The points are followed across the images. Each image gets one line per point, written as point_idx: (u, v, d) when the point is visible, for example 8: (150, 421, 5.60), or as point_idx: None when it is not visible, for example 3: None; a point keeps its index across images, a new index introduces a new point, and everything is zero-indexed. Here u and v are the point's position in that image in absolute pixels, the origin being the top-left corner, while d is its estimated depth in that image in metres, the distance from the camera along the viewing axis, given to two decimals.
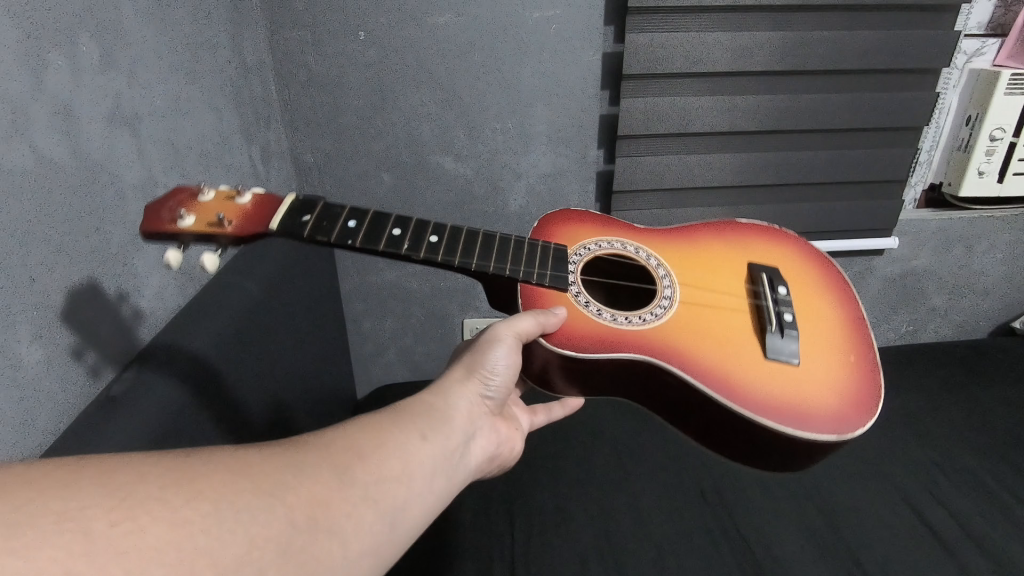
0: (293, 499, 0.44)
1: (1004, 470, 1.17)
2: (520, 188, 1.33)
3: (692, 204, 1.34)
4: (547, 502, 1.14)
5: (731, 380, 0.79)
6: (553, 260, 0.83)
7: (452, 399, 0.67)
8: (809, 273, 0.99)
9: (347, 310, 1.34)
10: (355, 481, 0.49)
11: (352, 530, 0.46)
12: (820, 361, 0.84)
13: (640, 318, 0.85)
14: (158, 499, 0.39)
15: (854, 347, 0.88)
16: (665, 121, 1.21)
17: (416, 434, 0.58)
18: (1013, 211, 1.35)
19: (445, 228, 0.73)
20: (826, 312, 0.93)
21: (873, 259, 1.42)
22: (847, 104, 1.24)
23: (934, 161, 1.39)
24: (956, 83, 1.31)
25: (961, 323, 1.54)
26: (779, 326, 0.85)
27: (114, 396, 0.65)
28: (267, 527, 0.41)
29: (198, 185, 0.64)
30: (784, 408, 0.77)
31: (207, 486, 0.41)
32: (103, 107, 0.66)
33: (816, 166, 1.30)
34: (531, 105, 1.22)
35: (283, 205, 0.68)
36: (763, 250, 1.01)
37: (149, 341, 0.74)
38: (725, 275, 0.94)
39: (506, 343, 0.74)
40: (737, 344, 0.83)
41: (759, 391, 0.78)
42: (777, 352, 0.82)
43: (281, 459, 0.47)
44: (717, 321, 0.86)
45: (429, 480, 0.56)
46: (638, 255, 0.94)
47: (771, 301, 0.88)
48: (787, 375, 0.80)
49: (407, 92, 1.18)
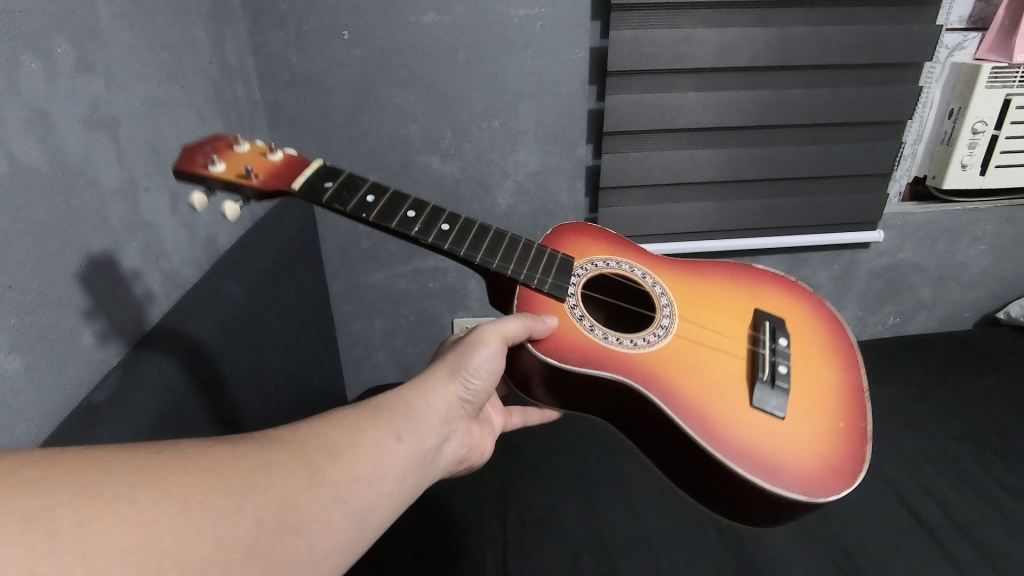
0: (263, 498, 0.41)
1: (994, 461, 1.14)
2: (508, 187, 1.26)
3: (679, 202, 1.26)
4: (541, 500, 1.12)
5: (707, 423, 0.73)
6: (558, 271, 0.79)
7: (431, 397, 0.64)
8: (817, 330, 0.89)
9: (335, 312, 1.37)
10: (326, 481, 0.45)
11: (318, 532, 0.43)
12: (807, 421, 0.75)
13: (631, 342, 0.79)
14: (125, 499, 0.35)
15: (851, 415, 0.78)
16: (651, 118, 1.14)
17: (391, 434, 0.55)
18: (995, 203, 1.36)
19: (458, 219, 0.71)
20: (826, 370, 0.83)
21: (860, 252, 1.40)
22: (853, 97, 1.16)
23: (918, 154, 1.39)
24: (939, 77, 1.30)
25: (947, 315, 1.54)
26: (771, 376, 0.76)
27: (95, 404, 0.63)
28: (236, 528, 0.38)
29: (233, 136, 0.62)
30: (754, 459, 0.70)
31: (174, 485, 0.37)
32: (81, 111, 0.65)
33: (813, 162, 1.23)
34: (517, 102, 1.16)
35: (310, 168, 0.66)
36: (771, 295, 0.92)
37: (136, 344, 0.72)
38: (725, 316, 0.86)
39: (495, 343, 0.70)
40: (724, 387, 0.76)
41: (733, 441, 0.71)
42: (763, 402, 0.74)
43: (251, 457, 0.43)
44: (708, 362, 0.79)
45: (401, 480, 0.53)
46: (643, 279, 0.88)
47: (769, 350, 0.80)
48: (770, 428, 0.73)
49: (390, 90, 1.12)
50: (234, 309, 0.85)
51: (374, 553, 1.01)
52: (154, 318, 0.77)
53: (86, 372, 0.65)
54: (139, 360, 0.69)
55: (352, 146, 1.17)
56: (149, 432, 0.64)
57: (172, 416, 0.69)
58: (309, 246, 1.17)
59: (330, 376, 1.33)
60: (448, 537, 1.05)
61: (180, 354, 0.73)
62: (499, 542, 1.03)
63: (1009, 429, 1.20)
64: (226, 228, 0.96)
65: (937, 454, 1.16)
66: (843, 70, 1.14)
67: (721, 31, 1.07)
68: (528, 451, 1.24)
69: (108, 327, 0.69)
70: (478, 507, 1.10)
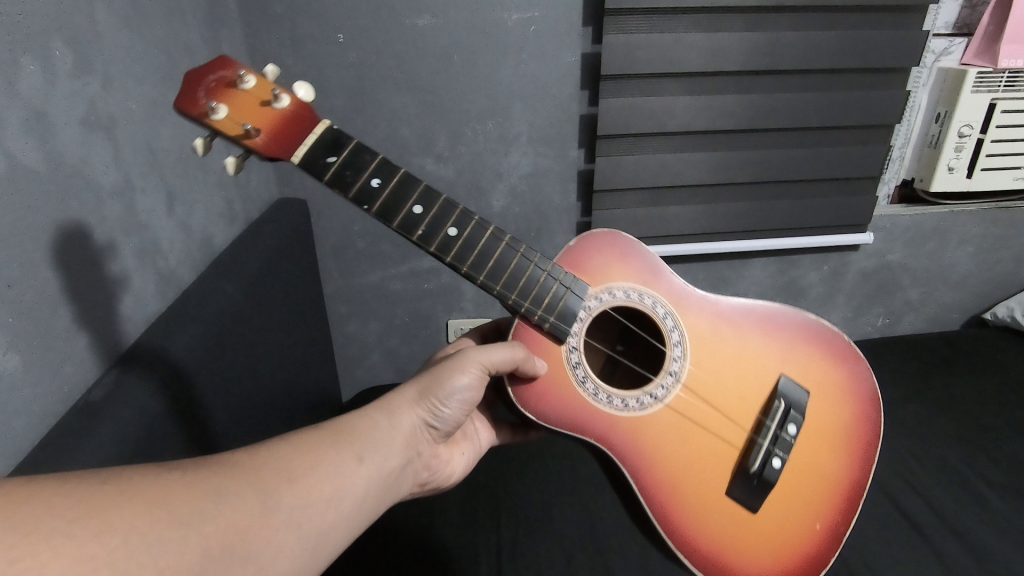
0: (210, 528, 0.42)
1: (980, 459, 1.15)
2: (502, 188, 1.27)
3: (670, 204, 1.27)
4: (533, 500, 1.12)
5: (673, 502, 0.77)
6: (563, 311, 0.76)
7: (398, 420, 0.64)
8: (835, 403, 0.84)
9: (330, 313, 1.38)
10: (279, 507, 0.47)
11: (269, 557, 0.45)
12: (781, 515, 0.78)
13: (621, 401, 0.78)
14: (64, 534, 0.36)
15: (833, 516, 0.80)
16: (643, 121, 1.15)
17: (353, 455, 0.56)
18: (981, 206, 1.38)
19: (466, 225, 0.70)
20: (830, 462, 0.82)
21: (849, 254, 1.41)
22: (841, 101, 1.18)
23: (906, 157, 1.41)
24: (925, 81, 1.32)
25: (935, 316, 1.56)
26: (761, 471, 0.76)
27: (93, 402, 0.63)
28: (180, 559, 0.39)
29: (240, 74, 0.61)
30: (706, 547, 0.76)
31: (115, 517, 0.38)
32: (78, 112, 0.65)
33: (801, 164, 1.24)
34: (510, 104, 1.17)
35: (315, 130, 0.65)
36: (809, 360, 0.85)
37: (133, 343, 0.73)
38: (742, 377, 0.82)
39: (475, 373, 0.69)
40: (708, 468, 0.77)
41: (694, 530, 0.76)
42: (741, 496, 0.76)
43: (202, 484, 0.44)
44: (704, 434, 0.79)
45: (361, 502, 0.54)
46: (662, 320, 0.82)
47: (769, 439, 0.78)
48: (739, 521, 0.76)
49: (385, 92, 1.13)
50: (231, 311, 0.86)
51: (366, 557, 1.01)
52: (148, 318, 0.78)
53: (83, 369, 0.66)
54: (138, 357, 0.70)
55: None
56: (143, 434, 0.65)
57: (167, 417, 0.69)
58: (303, 247, 1.18)
59: (324, 376, 1.33)
60: (439, 539, 1.05)
61: (175, 354, 0.73)
62: (491, 543, 1.04)
63: (993, 427, 1.22)
64: (221, 229, 0.97)
65: (926, 451, 1.18)
66: (832, 74, 1.16)
67: (710, 35, 1.08)
68: (522, 451, 1.24)
69: (102, 326, 0.69)
70: (471, 507, 1.11)
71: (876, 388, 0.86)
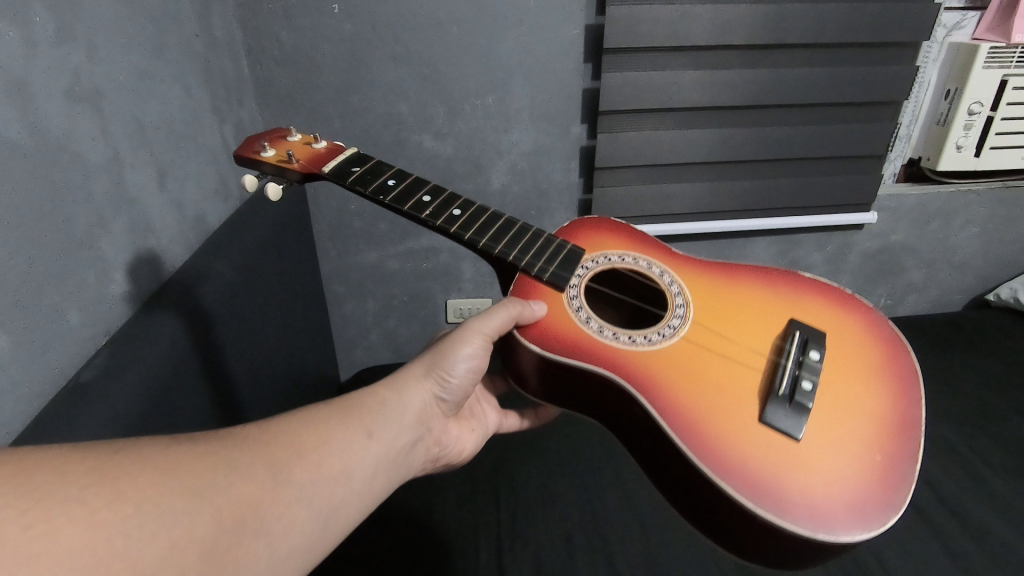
0: (221, 500, 0.41)
1: (980, 441, 1.15)
2: (502, 166, 1.24)
3: (673, 182, 1.25)
4: (533, 481, 1.12)
5: (702, 433, 0.66)
6: (562, 260, 0.79)
7: (406, 396, 0.63)
8: (856, 344, 0.78)
9: (327, 293, 1.36)
10: (290, 480, 0.46)
11: (281, 531, 0.44)
12: (832, 445, 0.66)
13: (629, 337, 0.75)
14: (76, 501, 0.35)
15: (894, 450, 0.66)
16: (646, 97, 1.12)
17: (362, 430, 0.55)
18: (987, 185, 1.36)
19: (469, 205, 0.74)
20: (867, 393, 0.72)
21: (852, 234, 1.40)
22: (849, 78, 1.15)
23: (913, 136, 1.38)
24: (935, 58, 1.28)
25: (937, 298, 1.55)
26: (790, 392, 0.68)
27: (84, 382, 0.62)
28: (193, 530, 0.38)
29: (287, 128, 0.72)
30: (750, 481, 0.62)
31: (127, 487, 0.37)
32: (62, 84, 0.63)
33: (807, 143, 1.22)
34: (511, 79, 1.14)
35: (345, 156, 0.73)
36: (817, 310, 0.82)
37: (125, 324, 0.71)
38: (750, 321, 0.79)
39: (478, 342, 0.69)
40: (732, 394, 0.69)
41: (732, 458, 0.64)
42: (775, 418, 0.66)
43: (214, 456, 0.43)
44: (720, 370, 0.72)
45: (371, 479, 0.53)
46: (660, 276, 0.84)
47: (793, 362, 0.71)
48: (779, 444, 0.65)
49: (382, 66, 1.10)
50: (223, 294, 0.83)
51: (365, 538, 1.01)
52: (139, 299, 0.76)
53: (72, 348, 0.64)
54: (127, 338, 0.68)
55: (344, 125, 1.15)
56: (133, 417, 0.63)
57: (159, 400, 0.68)
58: (298, 226, 1.15)
59: (321, 357, 1.32)
60: (438, 521, 1.04)
61: (167, 335, 0.72)
62: (492, 525, 1.03)
63: (994, 410, 1.21)
64: (215, 207, 0.95)
65: (926, 434, 1.17)
66: (841, 50, 1.13)
67: (717, 7, 1.05)
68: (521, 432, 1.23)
69: (92, 305, 0.67)
70: (471, 487, 1.11)
71: (897, 332, 0.80)
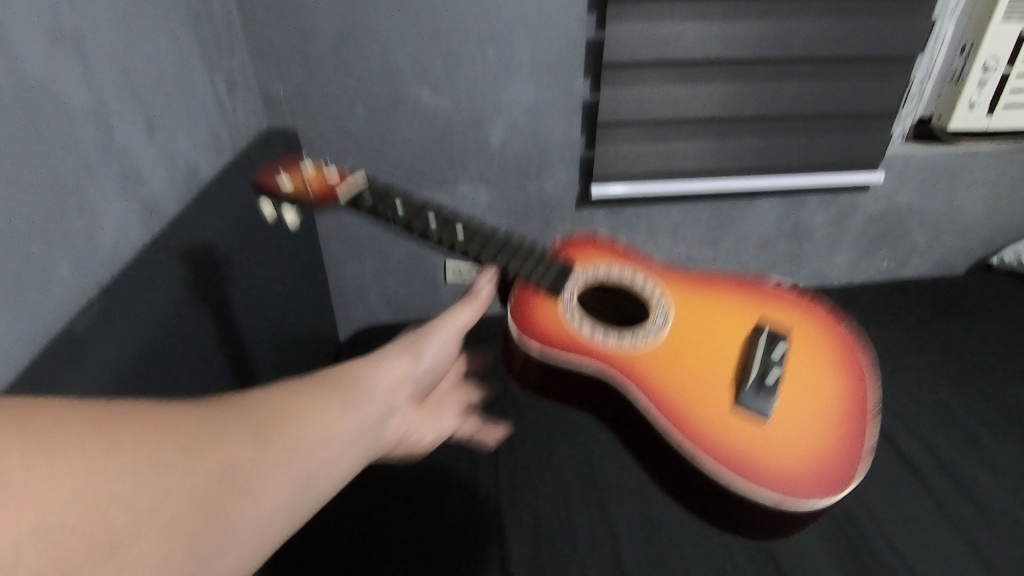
0: (211, 454, 0.40)
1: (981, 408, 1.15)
2: (502, 122, 1.20)
3: (677, 140, 1.22)
4: (530, 441, 1.12)
5: (680, 413, 0.68)
6: (557, 269, 0.83)
7: (384, 368, 0.63)
8: (820, 337, 0.80)
9: (324, 251, 1.34)
10: (279, 440, 0.45)
11: (271, 489, 0.43)
12: (799, 427, 0.68)
13: (612, 335, 0.76)
14: (71, 446, 0.35)
15: (855, 427, 0.69)
16: (652, 48, 1.09)
17: (348, 401, 0.55)
18: (996, 145, 1.34)
19: (472, 223, 0.80)
20: (828, 379, 0.74)
21: (856, 195, 1.38)
22: (862, 30, 1.11)
23: (924, 93, 1.33)
24: (953, 9, 1.22)
25: (940, 261, 1.53)
26: (758, 379, 0.70)
27: (76, 335, 0.61)
28: (183, 479, 0.38)
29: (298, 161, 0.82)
30: (725, 449, 0.64)
31: (122, 434, 0.37)
32: (42, 24, 0.60)
33: (816, 99, 1.19)
34: (511, 30, 1.10)
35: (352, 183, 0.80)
36: (780, 306, 0.84)
37: (115, 277, 0.69)
38: (722, 321, 0.81)
39: (450, 334, 0.73)
40: (707, 382, 0.71)
41: (710, 438, 0.65)
42: (748, 403, 0.68)
43: (206, 415, 0.43)
44: (694, 362, 0.74)
45: (358, 446, 0.53)
46: (638, 281, 0.85)
47: (760, 354, 0.74)
48: (750, 428, 0.66)
49: (378, 14, 1.06)
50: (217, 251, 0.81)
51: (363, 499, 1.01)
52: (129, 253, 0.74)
53: (64, 301, 0.63)
54: (119, 291, 0.67)
55: (338, 77, 1.11)
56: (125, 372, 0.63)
57: (150, 356, 0.67)
58: None
59: (320, 316, 1.32)
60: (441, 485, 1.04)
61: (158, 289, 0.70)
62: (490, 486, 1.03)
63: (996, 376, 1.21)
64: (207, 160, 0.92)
65: (925, 400, 1.17)
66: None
67: None
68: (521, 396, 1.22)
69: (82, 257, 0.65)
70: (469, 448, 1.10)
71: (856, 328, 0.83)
